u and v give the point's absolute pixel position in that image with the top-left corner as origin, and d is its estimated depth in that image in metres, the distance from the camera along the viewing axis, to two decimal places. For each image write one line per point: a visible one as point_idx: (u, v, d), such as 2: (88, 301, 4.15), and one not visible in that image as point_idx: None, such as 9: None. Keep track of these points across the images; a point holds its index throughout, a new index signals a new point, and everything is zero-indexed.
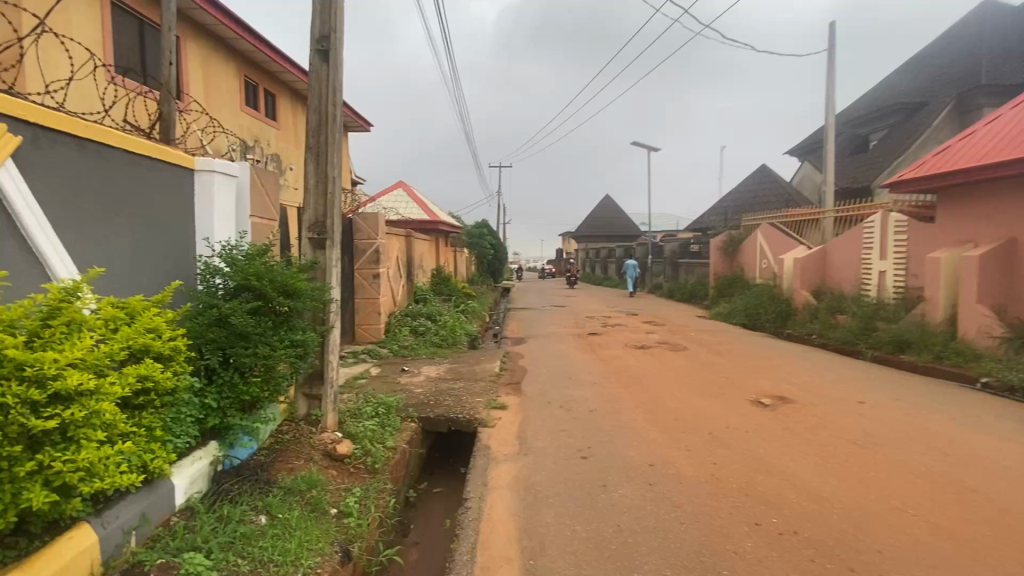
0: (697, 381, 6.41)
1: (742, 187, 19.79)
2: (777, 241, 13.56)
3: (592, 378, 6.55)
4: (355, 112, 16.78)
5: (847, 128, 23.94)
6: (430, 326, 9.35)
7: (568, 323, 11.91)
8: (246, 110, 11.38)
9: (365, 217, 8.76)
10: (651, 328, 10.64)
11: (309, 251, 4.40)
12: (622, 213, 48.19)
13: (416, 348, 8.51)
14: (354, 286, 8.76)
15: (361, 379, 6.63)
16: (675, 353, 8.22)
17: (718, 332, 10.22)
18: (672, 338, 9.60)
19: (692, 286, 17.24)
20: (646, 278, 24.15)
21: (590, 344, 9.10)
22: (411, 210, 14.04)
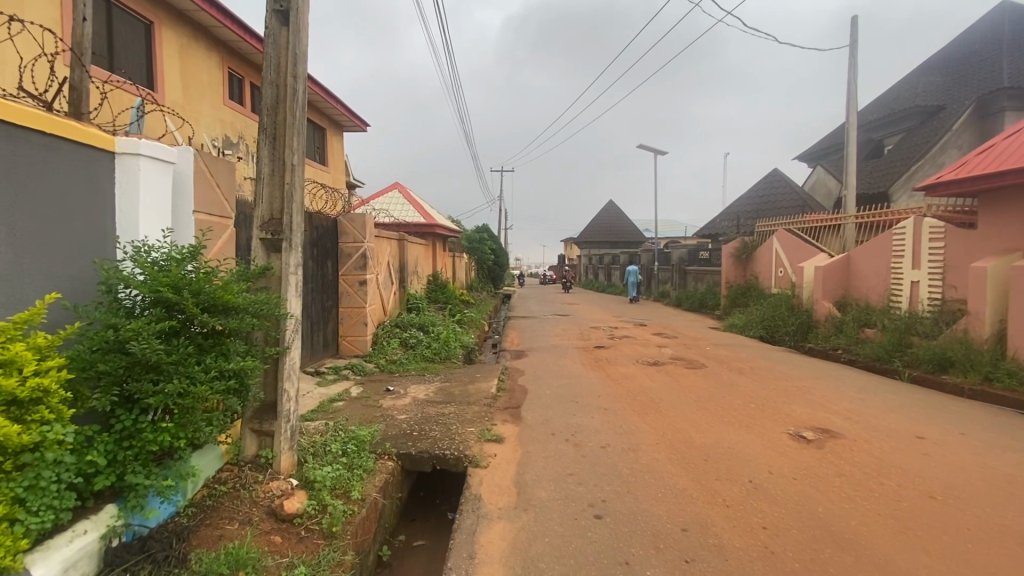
0: (723, 407, 5.58)
1: (753, 192, 19.00)
2: (795, 248, 12.75)
3: (602, 402, 5.73)
4: (352, 111, 16.08)
5: (860, 132, 23.18)
6: (422, 338, 8.54)
7: (572, 334, 11.08)
8: (228, 105, 10.62)
9: (351, 218, 7.97)
10: (662, 341, 9.81)
11: (262, 255, 3.61)
12: (625, 219, 47.46)
13: (406, 363, 7.69)
14: (339, 293, 7.97)
15: (339, 402, 5.83)
16: (692, 372, 7.38)
17: (736, 347, 9.39)
18: (687, 353, 8.76)
19: (701, 294, 16.40)
20: (651, 286, 23.33)
21: (597, 360, 8.27)
22: (406, 212, 13.27)
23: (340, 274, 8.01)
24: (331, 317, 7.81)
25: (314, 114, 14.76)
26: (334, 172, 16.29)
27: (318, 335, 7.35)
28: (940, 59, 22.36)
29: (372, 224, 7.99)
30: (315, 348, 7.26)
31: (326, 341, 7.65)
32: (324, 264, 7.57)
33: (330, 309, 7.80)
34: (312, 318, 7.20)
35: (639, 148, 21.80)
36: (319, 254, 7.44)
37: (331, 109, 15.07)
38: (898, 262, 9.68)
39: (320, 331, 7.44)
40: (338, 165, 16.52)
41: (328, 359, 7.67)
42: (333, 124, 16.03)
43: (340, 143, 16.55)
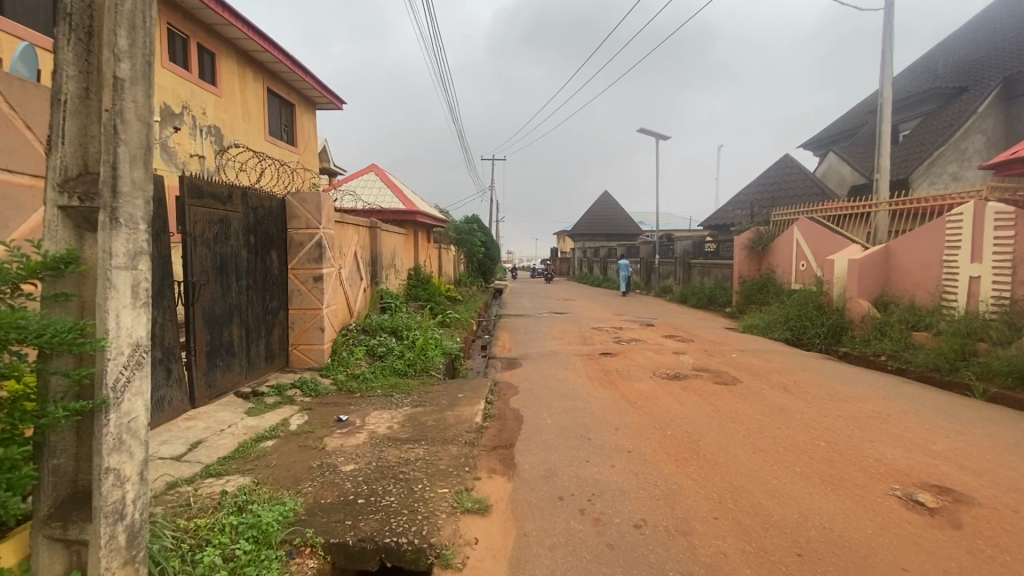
0: (787, 449, 4.13)
1: (763, 179, 17.60)
2: (819, 238, 11.37)
3: (622, 440, 4.26)
4: (326, 87, 14.42)
5: (874, 117, 21.81)
6: (394, 345, 7.02)
7: (572, 337, 9.58)
8: (166, 67, 9.01)
9: (301, 198, 6.43)
10: (678, 347, 8.34)
11: (67, 239, 2.08)
12: (620, 211, 45.97)
13: (371, 380, 6.17)
14: (287, 291, 6.47)
15: (269, 442, 4.32)
16: (727, 390, 5.93)
17: (766, 354, 7.97)
18: (711, 362, 7.31)
19: (710, 290, 14.99)
20: (651, 280, 21.91)
21: (606, 372, 6.79)
22: (383, 197, 11.71)
23: (288, 268, 6.51)
24: (276, 322, 6.29)
25: (281, 87, 13.11)
26: (305, 154, 14.65)
27: (257, 346, 5.83)
28: (959, 40, 21.05)
29: (329, 206, 6.47)
30: (253, 362, 5.74)
31: (270, 352, 6.15)
32: (267, 256, 6.05)
33: (276, 311, 6.28)
34: (250, 323, 5.69)
35: (640, 132, 20.30)
36: (259, 242, 5.91)
37: (301, 82, 13.40)
38: (952, 254, 8.32)
39: (261, 340, 5.92)
40: (310, 146, 14.84)
41: (273, 375, 6.16)
42: (304, 101, 14.36)
43: (312, 122, 14.90)
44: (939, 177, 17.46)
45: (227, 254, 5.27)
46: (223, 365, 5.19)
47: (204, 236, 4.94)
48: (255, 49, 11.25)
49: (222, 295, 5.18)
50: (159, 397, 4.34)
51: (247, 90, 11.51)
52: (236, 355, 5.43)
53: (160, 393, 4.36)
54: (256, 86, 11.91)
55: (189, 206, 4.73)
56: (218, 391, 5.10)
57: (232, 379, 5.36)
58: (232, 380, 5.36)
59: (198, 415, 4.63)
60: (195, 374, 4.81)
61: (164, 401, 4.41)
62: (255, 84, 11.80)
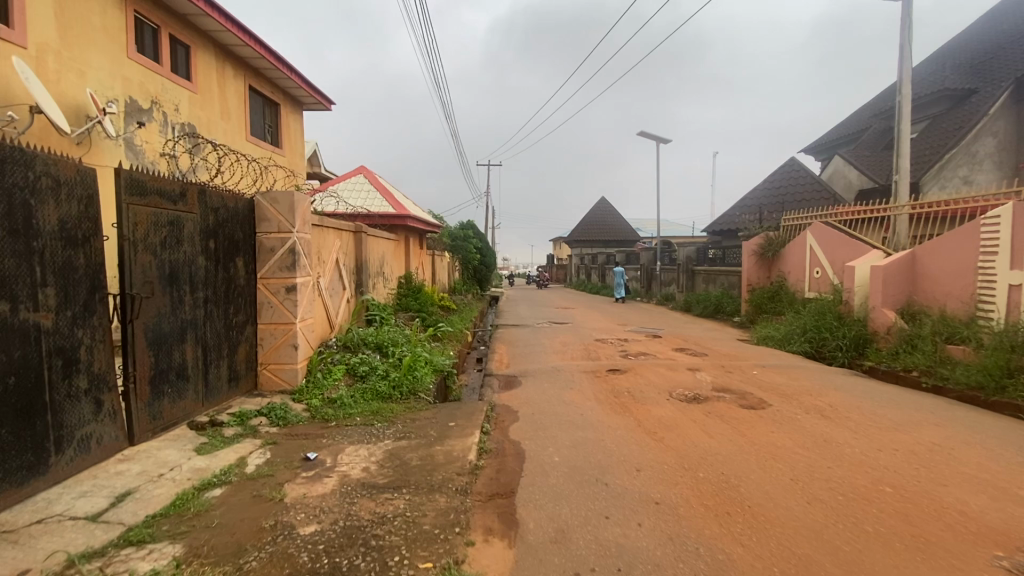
0: (848, 499, 3.39)
1: (768, 183, 17.01)
2: (835, 243, 10.70)
3: (647, 488, 3.51)
4: (313, 85, 13.71)
5: (878, 121, 21.35)
6: (377, 363, 6.23)
7: (575, 351, 8.83)
8: (132, 58, 8.26)
9: (272, 198, 5.70)
10: (692, 362, 7.62)
11: None
12: (618, 217, 45.44)
13: (348, 407, 5.38)
14: (255, 304, 5.70)
15: (217, 490, 3.53)
16: (757, 416, 5.19)
17: (789, 370, 7.25)
18: (731, 381, 6.58)
19: (717, 299, 14.31)
20: (652, 287, 21.24)
21: (616, 393, 6.06)
22: (371, 200, 10.99)
23: (258, 278, 5.76)
24: (242, 339, 5.52)
25: (264, 85, 12.38)
26: (291, 156, 13.92)
27: (217, 368, 5.07)
28: (965, 42, 20.64)
29: (303, 207, 5.73)
30: (212, 386, 4.97)
31: (234, 374, 5.38)
32: (230, 263, 5.29)
33: (242, 327, 5.51)
34: (208, 342, 4.92)
35: (640, 135, 19.72)
36: (220, 248, 5.15)
37: (285, 80, 12.68)
38: (987, 259, 7.65)
39: (222, 361, 5.16)
40: (296, 148, 14.11)
41: (237, 400, 5.38)
42: (289, 100, 13.64)
43: (298, 123, 14.19)
44: (950, 181, 16.89)
45: (178, 262, 4.51)
46: (172, 392, 4.42)
47: (148, 241, 4.18)
48: (235, 43, 10.55)
49: (171, 311, 4.42)
50: (84, 437, 3.58)
51: (226, 86, 10.77)
52: (190, 379, 4.66)
53: (85, 431, 3.60)
54: (237, 83, 11.18)
55: (127, 204, 3.97)
56: (165, 423, 4.34)
57: (185, 408, 4.59)
58: (184, 409, 4.59)
59: (135, 455, 3.87)
60: (135, 405, 4.05)
61: (91, 440, 3.65)
62: (234, 80, 11.06)
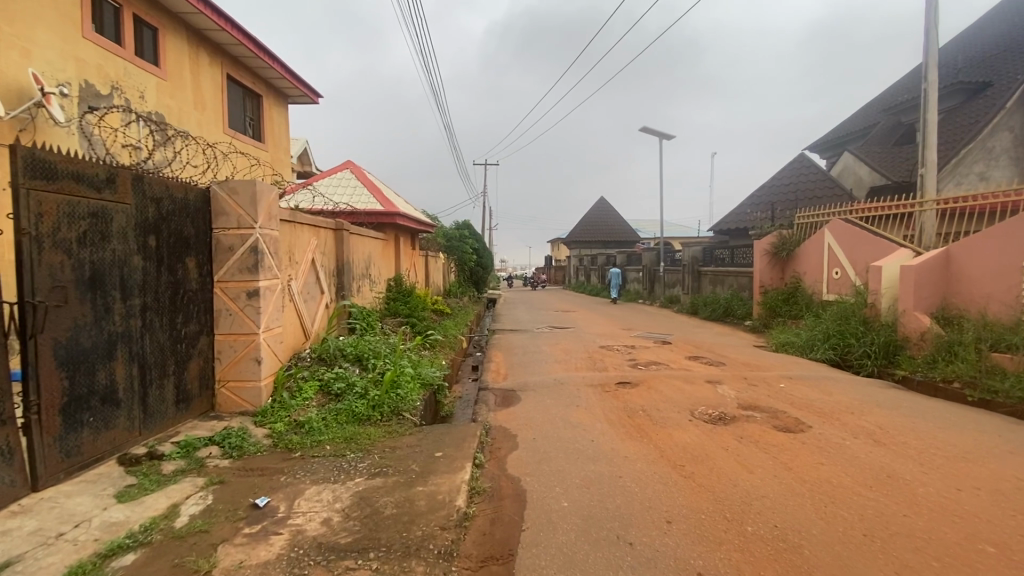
0: (943, 565, 2.63)
1: (777, 180, 16.29)
2: (855, 241, 9.95)
3: (683, 551, 2.73)
4: (297, 76, 12.91)
5: (887, 116, 20.65)
6: (355, 379, 5.40)
7: (579, 360, 8.03)
8: (88, 38, 7.50)
9: (231, 187, 4.93)
10: (710, 374, 6.86)
11: None
12: (617, 217, 44.70)
13: (317, 433, 4.56)
14: (210, 312, 4.91)
15: (130, 556, 2.75)
16: (799, 442, 4.40)
17: (819, 382, 6.48)
18: (758, 397, 5.79)
19: (726, 302, 13.56)
20: (655, 290, 20.51)
21: (629, 412, 5.28)
22: (357, 197, 10.21)
23: (215, 281, 4.97)
24: (194, 353, 4.73)
25: (244, 74, 11.59)
26: (276, 152, 13.14)
27: (160, 388, 4.29)
28: (976, 35, 19.94)
29: (264, 198, 4.95)
30: (152, 411, 4.19)
31: (184, 395, 4.59)
32: (178, 264, 4.51)
33: (194, 338, 4.72)
34: (147, 359, 4.13)
35: (642, 131, 18.97)
36: (166, 247, 4.37)
37: (267, 70, 11.89)
38: None
39: (168, 380, 4.37)
40: (280, 143, 13.32)
41: (188, 424, 4.60)
42: (273, 92, 12.82)
43: (283, 116, 13.41)
44: (966, 177, 16.14)
45: (104, 262, 3.73)
46: (95, 421, 3.65)
47: (59, 237, 3.40)
48: (210, 28, 9.77)
49: (94, 323, 3.63)
50: None
51: (200, 73, 9.97)
52: (121, 405, 3.88)
53: None
54: (214, 70, 10.39)
55: (28, 191, 3.20)
56: (85, 460, 3.57)
57: (114, 440, 3.82)
58: (113, 440, 3.82)
59: (36, 506, 3.11)
60: (41, 441, 3.28)
61: None
62: (210, 67, 10.27)
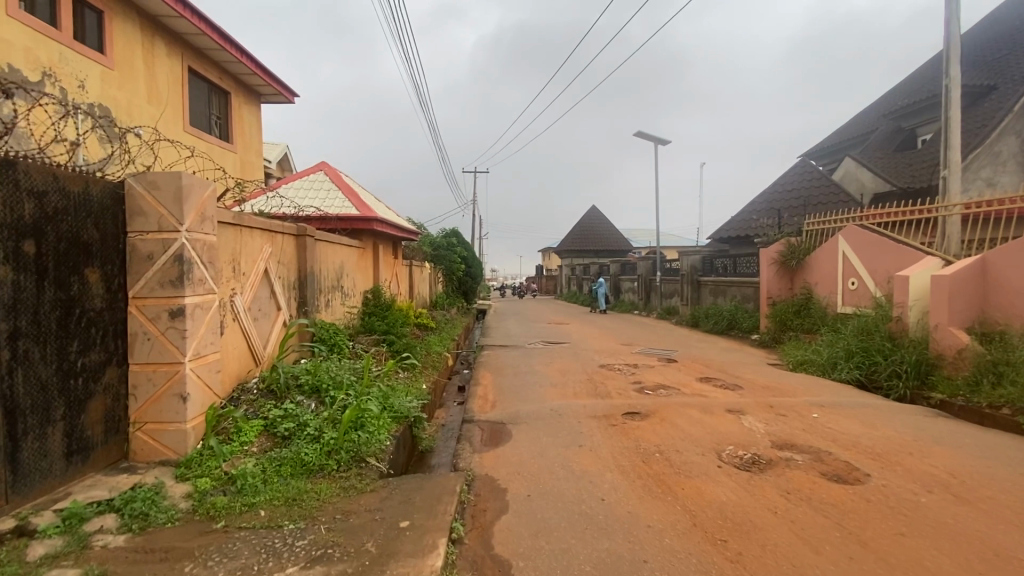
0: None
1: (779, 186, 15.57)
2: (874, 249, 9.15)
3: None
4: (270, 73, 11.96)
5: (886, 121, 20.15)
6: (309, 417, 4.41)
7: (577, 383, 7.10)
8: (15, 18, 6.57)
9: (150, 181, 3.99)
10: (730, 401, 5.96)
11: None
12: (608, 226, 44.05)
13: (250, 492, 3.58)
14: (120, 336, 3.93)
15: None
16: (862, 500, 3.49)
17: (856, 411, 5.60)
18: (793, 432, 4.88)
19: (730, 314, 12.72)
20: (652, 300, 19.68)
21: (643, 455, 4.34)
22: (330, 201, 9.25)
23: (130, 298, 3.99)
24: (98, 389, 3.74)
25: (210, 69, 10.62)
26: (246, 153, 12.14)
27: (41, 440, 3.28)
28: (976, 39, 19.53)
29: (188, 191, 4.00)
30: (27, 471, 3.19)
31: (80, 445, 3.59)
32: (74, 278, 3.53)
33: (97, 371, 3.73)
34: (20, 403, 3.14)
35: (637, 136, 18.21)
36: (56, 256, 3.40)
37: (235, 65, 10.95)
38: None
39: (53, 429, 3.37)
40: (251, 145, 12.33)
41: (86, 482, 3.59)
42: (243, 89, 11.85)
43: (255, 116, 12.46)
44: (973, 183, 15.55)
45: None
46: None
47: None
48: (166, 14, 8.82)
49: None
50: None
51: (156, 64, 9.02)
52: None
53: None
54: (172, 61, 9.43)
55: None
56: None
57: None
58: None
59: None
60: None
61: None
62: (168, 59, 9.31)
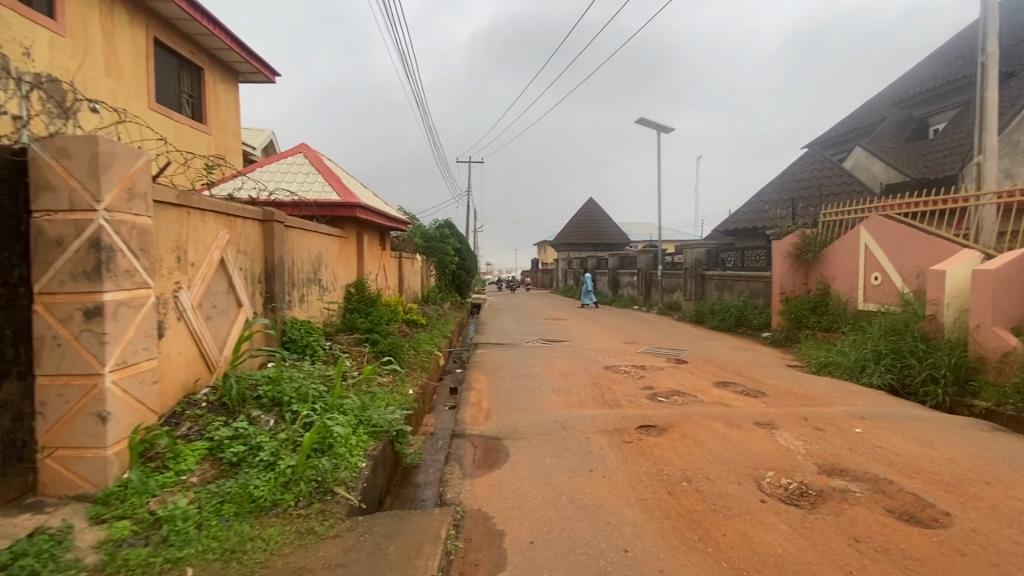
0: None
1: (788, 176, 14.86)
2: (900, 241, 8.44)
3: None
4: (247, 48, 11.07)
5: (896, 111, 19.48)
6: (264, 438, 3.64)
7: (581, 388, 6.36)
8: None
9: (58, 146, 3.18)
10: (757, 411, 5.24)
11: None
12: (606, 219, 43.32)
13: (179, 542, 2.81)
14: (20, 342, 3.13)
15: None
16: (955, 552, 2.78)
17: (903, 425, 4.88)
18: (839, 453, 4.17)
19: (739, 311, 12.03)
20: (652, 295, 19.00)
21: (669, 484, 3.61)
22: (309, 186, 8.43)
23: (35, 294, 3.20)
24: None
25: (180, 41, 9.73)
26: (221, 135, 11.25)
27: None
28: (991, 24, 18.81)
29: (104, 161, 3.19)
30: None
31: None
32: None
33: None
34: None
35: (639, 123, 17.38)
36: None
37: (208, 38, 10.06)
38: None
39: None
40: (227, 126, 11.45)
41: None
42: (218, 66, 10.98)
43: (232, 95, 11.57)
44: None
45: None
46: None
47: None
48: None
49: None
50: None
51: (117, 34, 8.15)
52: None
53: None
54: (134, 30, 8.52)
55: None
56: None
57: None
58: None
59: None
60: None
61: None
62: (131, 28, 8.44)
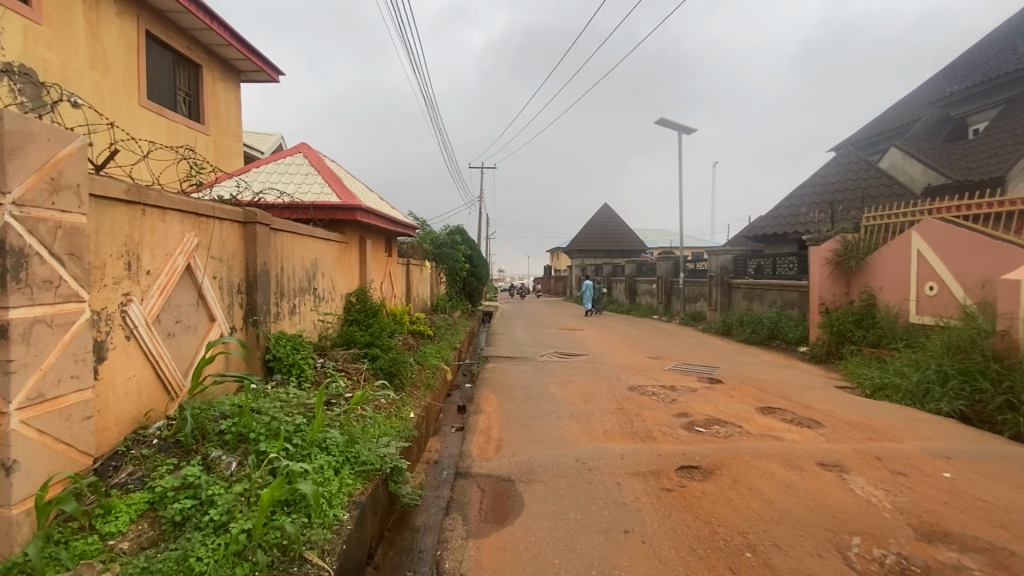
0: None
1: (821, 178, 13.93)
2: (960, 247, 7.53)
3: None
4: (249, 46, 10.54)
5: (933, 110, 18.45)
6: (218, 489, 2.92)
7: (605, 414, 5.59)
8: None
9: None
10: (817, 447, 4.42)
11: None
12: (622, 225, 42.43)
13: None
14: None
15: None
16: None
17: (999, 468, 4.03)
18: (935, 509, 3.34)
19: (772, 322, 11.13)
20: (673, 304, 18.12)
21: (727, 554, 2.82)
22: (306, 187, 7.79)
23: None
24: None
25: (175, 36, 9.20)
26: (220, 136, 10.71)
27: None
28: None
29: (12, 140, 2.51)
30: None
31: None
32: None
33: None
34: None
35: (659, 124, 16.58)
36: None
37: (207, 34, 9.53)
38: None
39: None
40: (227, 127, 10.91)
41: None
42: (218, 64, 10.45)
43: (233, 94, 11.04)
44: None
45: None
46: None
47: None
48: None
49: None
50: None
51: (103, 25, 7.63)
52: None
53: None
54: (123, 22, 7.99)
55: None
56: None
57: None
58: None
59: None
60: None
61: None
62: (119, 20, 7.91)
